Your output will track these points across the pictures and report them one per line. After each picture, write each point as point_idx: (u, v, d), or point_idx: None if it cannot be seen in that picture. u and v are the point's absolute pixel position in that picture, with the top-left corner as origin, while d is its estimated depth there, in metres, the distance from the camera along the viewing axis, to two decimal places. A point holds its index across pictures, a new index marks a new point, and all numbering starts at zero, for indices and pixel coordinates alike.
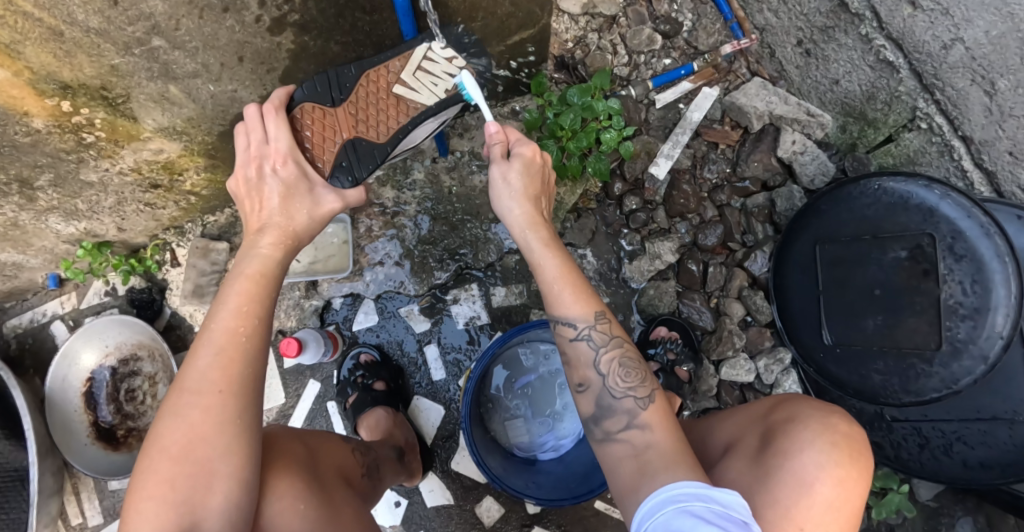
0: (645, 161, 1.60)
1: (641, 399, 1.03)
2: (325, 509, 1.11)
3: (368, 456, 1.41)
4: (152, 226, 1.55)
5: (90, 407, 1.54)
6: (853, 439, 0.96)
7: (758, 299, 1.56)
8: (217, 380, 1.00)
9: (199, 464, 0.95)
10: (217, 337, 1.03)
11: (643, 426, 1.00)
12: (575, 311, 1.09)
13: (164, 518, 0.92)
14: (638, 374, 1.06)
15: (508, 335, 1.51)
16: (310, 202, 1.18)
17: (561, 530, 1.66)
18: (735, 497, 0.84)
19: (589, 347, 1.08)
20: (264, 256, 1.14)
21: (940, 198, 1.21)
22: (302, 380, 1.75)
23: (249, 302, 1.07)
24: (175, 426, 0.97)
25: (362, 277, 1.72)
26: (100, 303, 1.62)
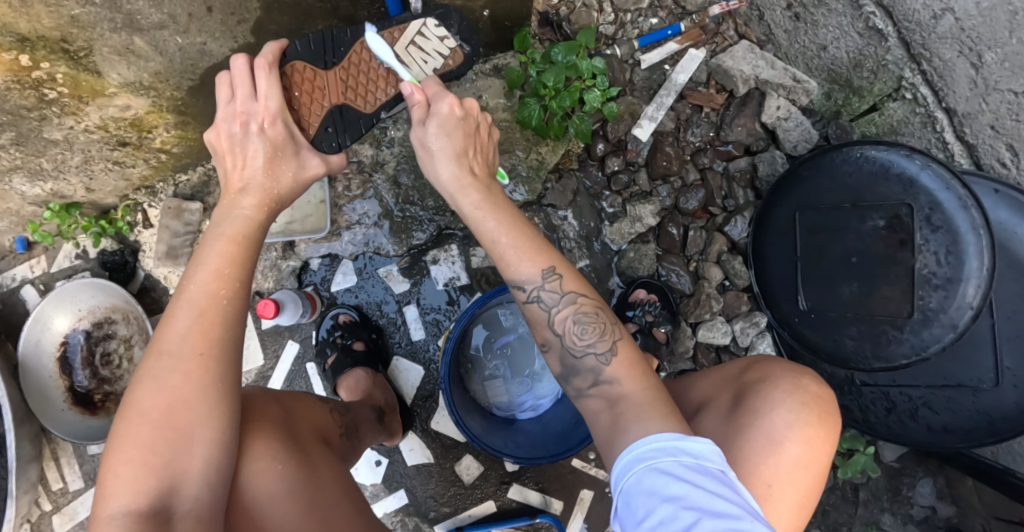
0: (628, 123, 1.58)
1: (603, 354, 1.01)
2: (304, 470, 1.09)
3: (346, 417, 1.37)
4: (122, 185, 1.48)
5: (65, 372, 1.51)
6: (821, 399, 0.98)
7: (736, 264, 1.56)
8: (197, 343, 0.96)
9: (179, 428, 0.92)
10: (197, 298, 0.98)
11: (610, 381, 1.00)
12: (523, 272, 1.05)
13: (143, 480, 0.89)
14: (597, 327, 1.03)
15: (487, 296, 1.48)
16: (297, 165, 1.14)
17: (539, 487, 1.65)
18: (707, 446, 0.83)
19: (541, 308, 1.05)
20: (244, 217, 1.08)
21: (920, 168, 1.23)
22: (281, 340, 1.71)
23: (230, 263, 1.03)
24: (153, 389, 0.93)
25: (340, 237, 1.66)
26: (71, 267, 1.57)
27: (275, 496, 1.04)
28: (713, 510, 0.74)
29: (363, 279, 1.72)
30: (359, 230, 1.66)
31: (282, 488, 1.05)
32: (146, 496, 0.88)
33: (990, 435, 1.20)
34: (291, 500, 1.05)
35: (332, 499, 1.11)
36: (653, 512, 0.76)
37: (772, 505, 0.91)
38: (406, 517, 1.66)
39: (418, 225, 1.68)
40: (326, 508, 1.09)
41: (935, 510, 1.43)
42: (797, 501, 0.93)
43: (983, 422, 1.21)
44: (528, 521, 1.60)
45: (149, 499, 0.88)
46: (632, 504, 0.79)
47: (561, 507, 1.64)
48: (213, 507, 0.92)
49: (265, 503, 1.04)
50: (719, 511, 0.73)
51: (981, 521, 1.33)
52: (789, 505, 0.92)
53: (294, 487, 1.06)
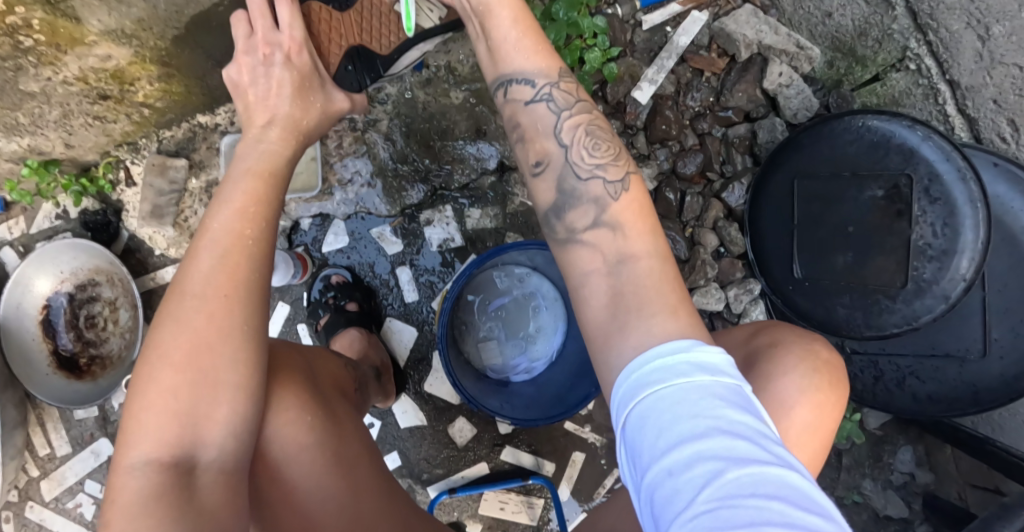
0: (628, 85, 1.55)
1: (613, 183, 0.95)
2: (328, 423, 1.05)
3: (357, 375, 1.36)
4: (103, 141, 1.41)
5: (48, 335, 1.46)
6: (831, 365, 0.97)
7: (732, 230, 1.54)
8: (223, 284, 0.91)
9: (204, 373, 0.88)
10: (222, 237, 0.93)
11: (610, 225, 0.93)
12: (534, 65, 1.02)
13: (165, 428, 0.85)
14: (610, 147, 0.98)
15: (485, 256, 1.44)
16: (324, 98, 1.11)
17: (532, 450, 1.63)
18: (717, 367, 0.75)
19: (549, 108, 1.00)
20: (269, 151, 1.04)
21: (921, 139, 1.23)
22: (271, 302, 1.66)
23: (256, 202, 0.98)
24: (176, 332, 0.89)
25: (331, 196, 1.59)
26: (51, 228, 1.50)
27: (300, 448, 1.00)
28: (736, 447, 0.65)
29: (356, 240, 1.65)
30: (353, 191, 1.59)
31: (307, 440, 1.01)
32: (168, 444, 0.85)
33: (972, 404, 1.24)
34: (315, 453, 1.01)
35: (354, 454, 1.07)
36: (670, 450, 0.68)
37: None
38: (399, 479, 1.64)
39: (410, 182, 1.60)
40: (350, 463, 1.05)
41: (914, 477, 1.50)
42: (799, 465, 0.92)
43: (966, 392, 1.25)
44: (520, 482, 1.57)
45: (172, 448, 0.85)
46: (647, 434, 0.71)
47: (553, 470, 1.62)
48: (236, 458, 0.90)
49: (289, 456, 0.99)
50: (744, 454, 0.65)
51: (957, 487, 1.43)
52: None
53: (319, 440, 1.02)
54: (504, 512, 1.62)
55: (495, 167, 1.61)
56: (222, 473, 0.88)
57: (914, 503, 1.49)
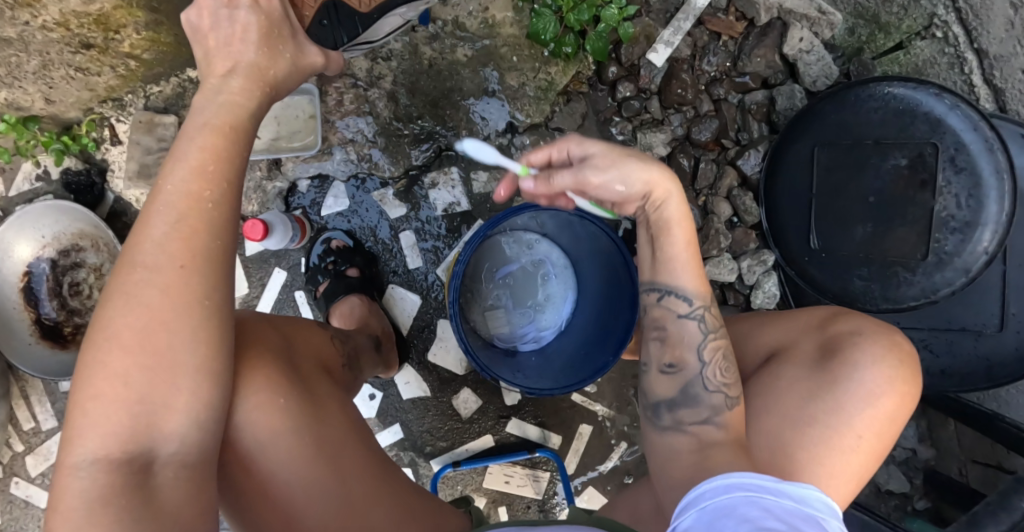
0: (644, 46, 1.50)
1: (732, 398, 0.93)
2: (307, 403, 0.94)
3: (347, 345, 1.25)
4: (86, 96, 1.31)
5: (30, 303, 1.37)
6: (913, 357, 0.96)
7: (747, 199, 1.51)
8: (177, 252, 0.79)
9: (158, 354, 0.76)
10: (175, 202, 0.80)
11: (721, 425, 0.90)
12: (692, 286, 0.99)
13: (115, 418, 0.74)
14: (737, 374, 0.96)
15: (498, 218, 1.35)
16: (294, 49, 1.00)
17: (538, 422, 1.61)
18: (808, 495, 0.73)
19: (697, 328, 0.98)
20: (228, 103, 0.90)
21: (949, 108, 1.21)
22: (267, 268, 1.58)
23: (215, 159, 0.84)
24: (126, 308, 0.77)
25: (331, 156, 1.51)
26: (32, 190, 1.39)
27: (275, 434, 0.89)
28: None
29: (357, 201, 1.58)
30: (352, 150, 1.51)
31: (281, 424, 0.89)
32: (119, 437, 0.74)
33: (984, 379, 1.26)
34: (292, 437, 0.90)
35: (339, 435, 0.96)
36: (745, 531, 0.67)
37: (855, 454, 0.91)
38: (401, 453, 1.60)
39: (417, 140, 1.54)
40: (333, 447, 0.94)
41: (916, 453, 1.53)
42: (874, 452, 0.92)
43: (981, 366, 1.26)
44: (526, 455, 1.54)
45: (123, 441, 0.74)
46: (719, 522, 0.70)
47: (560, 442, 1.61)
48: (200, 449, 0.79)
49: (262, 443, 0.88)
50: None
51: (958, 464, 1.45)
52: (867, 456, 0.92)
53: (297, 422, 0.91)
54: (509, 486, 1.60)
55: (503, 129, 1.54)
56: (184, 466, 0.78)
57: (916, 478, 1.51)
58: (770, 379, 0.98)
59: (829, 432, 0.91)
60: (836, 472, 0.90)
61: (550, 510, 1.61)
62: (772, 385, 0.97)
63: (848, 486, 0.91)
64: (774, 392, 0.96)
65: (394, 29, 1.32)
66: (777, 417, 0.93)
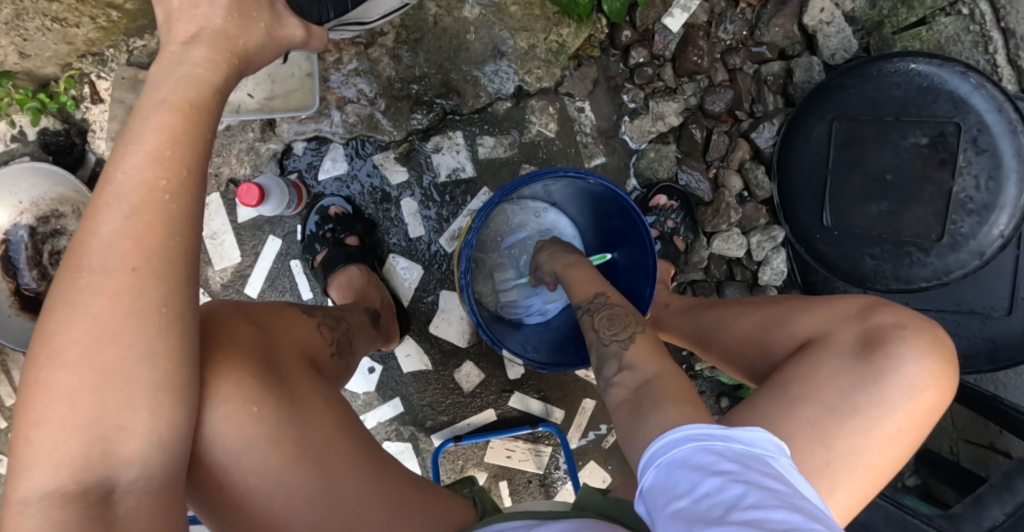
0: (660, 10, 1.44)
1: (624, 340, 0.98)
2: (285, 407, 0.85)
3: (338, 330, 1.17)
4: (64, 50, 1.20)
5: (8, 273, 1.29)
6: (950, 348, 0.94)
7: (759, 173, 1.48)
8: (128, 254, 0.68)
9: (108, 373, 0.66)
10: (126, 193, 0.70)
11: (631, 365, 0.94)
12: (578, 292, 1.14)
13: (64, 447, 0.65)
14: (625, 320, 1.02)
15: (514, 185, 1.28)
16: (271, 18, 0.87)
17: (541, 396, 1.61)
18: (756, 437, 0.70)
19: (587, 315, 1.08)
20: (191, 76, 0.77)
21: (974, 88, 1.19)
22: (260, 236, 1.52)
23: (173, 143, 0.73)
24: (70, 320, 0.67)
25: (329, 116, 1.45)
26: (6, 152, 1.28)
27: (251, 443, 0.82)
28: (765, 488, 0.61)
29: (355, 166, 1.52)
30: (354, 110, 1.45)
31: (258, 433, 0.82)
32: (70, 466, 0.65)
33: (988, 362, 1.27)
34: (272, 446, 0.83)
35: (325, 436, 0.89)
36: (698, 484, 0.64)
37: (890, 446, 0.90)
38: (400, 427, 1.59)
39: (420, 105, 1.48)
40: (320, 450, 0.87)
41: None
42: (908, 444, 0.91)
43: (985, 349, 1.27)
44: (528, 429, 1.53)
45: (75, 473, 0.64)
46: (674, 480, 0.67)
47: (562, 417, 1.61)
48: (168, 472, 0.69)
49: (238, 455, 0.81)
50: (779, 490, 0.61)
51: (950, 442, 1.50)
52: (900, 448, 0.91)
53: (276, 430, 0.83)
54: (510, 461, 1.60)
55: (512, 93, 1.49)
56: (148, 493, 0.67)
57: None
58: (808, 366, 0.94)
59: (869, 424, 0.89)
60: (871, 462, 0.89)
61: (551, 484, 1.62)
62: (811, 371, 0.94)
63: (879, 476, 0.90)
64: (814, 380, 0.93)
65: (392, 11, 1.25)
66: (817, 405, 0.90)
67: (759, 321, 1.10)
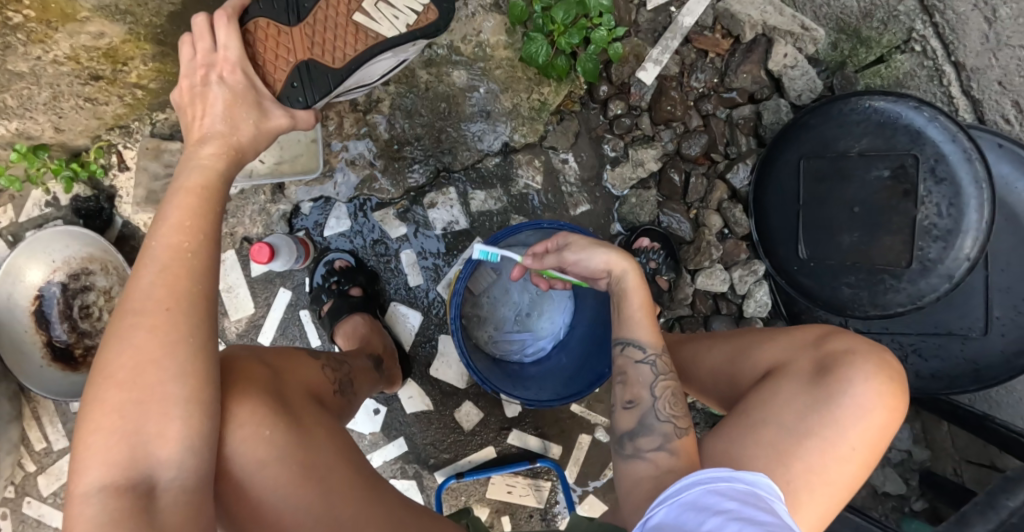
0: (633, 65, 1.57)
1: (680, 428, 0.96)
2: (294, 433, 0.97)
3: (341, 371, 1.27)
4: (94, 125, 1.35)
5: (41, 326, 1.42)
6: (900, 370, 0.98)
7: (736, 212, 1.58)
8: (163, 297, 0.86)
9: (149, 389, 0.82)
10: (159, 253, 0.89)
11: (672, 451, 0.93)
12: (647, 332, 1.03)
13: (115, 449, 0.80)
14: (686, 407, 0.99)
15: (498, 238, 1.42)
16: (258, 114, 1.06)
17: (538, 432, 1.67)
18: (757, 478, 0.77)
19: (650, 369, 1.01)
20: (202, 167, 1.00)
21: (928, 120, 1.25)
22: (272, 289, 1.64)
23: (193, 215, 0.94)
24: (119, 351, 0.83)
25: (333, 178, 1.57)
26: (41, 215, 1.45)
27: (264, 463, 0.93)
28: (764, 523, 0.67)
29: (358, 223, 1.64)
30: (354, 171, 1.58)
31: (270, 454, 0.94)
32: (120, 465, 0.79)
33: (973, 381, 1.29)
34: (283, 466, 0.94)
35: (328, 461, 0.99)
36: (704, 521, 0.69)
37: (844, 464, 0.93)
38: (406, 465, 1.65)
39: (415, 162, 1.60)
40: (324, 472, 0.97)
41: (911, 454, 1.52)
42: (863, 462, 0.94)
43: (970, 369, 1.29)
44: (528, 465, 1.60)
45: (124, 471, 0.79)
46: (680, 518, 0.72)
47: (560, 453, 1.66)
48: (197, 474, 0.82)
49: (255, 473, 0.93)
50: (777, 524, 0.67)
51: (954, 463, 1.45)
52: (855, 466, 0.93)
53: (284, 452, 0.94)
54: (512, 496, 1.65)
55: (499, 149, 1.61)
56: (184, 491, 0.81)
57: (911, 478, 1.51)
58: (767, 392, 0.98)
59: (823, 444, 0.92)
60: (827, 479, 0.92)
61: (551, 518, 1.66)
62: (769, 397, 0.98)
63: (840, 493, 0.93)
64: (770, 405, 0.97)
65: (391, 69, 1.33)
66: (773, 428, 0.94)
67: (726, 353, 1.12)
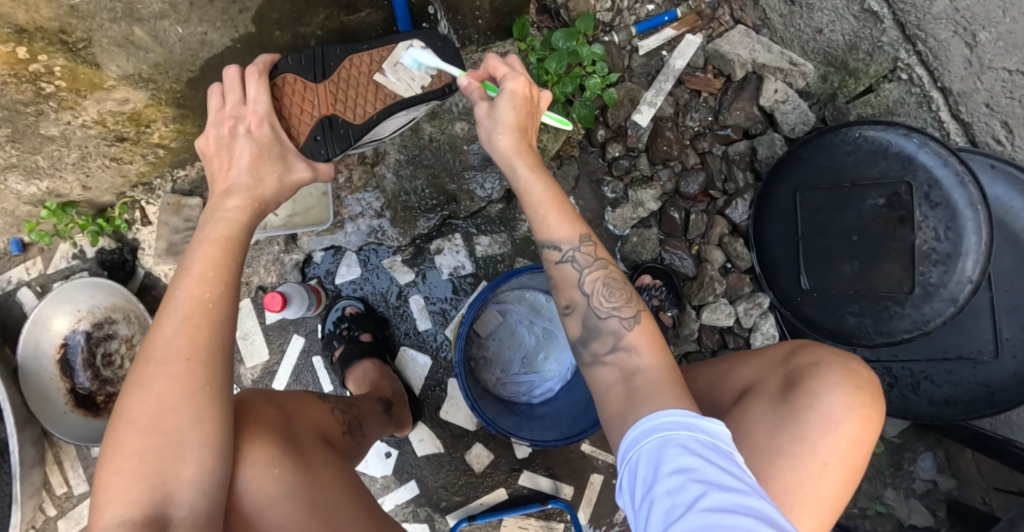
0: (628, 108, 1.60)
1: (627, 319, 1.02)
2: (303, 471, 1.00)
3: (349, 412, 1.28)
4: (119, 182, 1.46)
5: (65, 374, 1.50)
6: (872, 383, 0.97)
7: (738, 246, 1.60)
8: (183, 347, 0.90)
9: (168, 434, 0.87)
10: (182, 303, 0.93)
11: (629, 348, 0.99)
12: (561, 232, 1.06)
13: (134, 490, 0.84)
14: (624, 294, 1.04)
15: (498, 281, 1.46)
16: (282, 168, 1.09)
17: (550, 473, 1.67)
18: (725, 429, 0.81)
19: (573, 269, 1.06)
20: (227, 219, 1.03)
21: (918, 147, 1.24)
22: (286, 335, 1.68)
23: (215, 266, 0.97)
24: (141, 396, 0.88)
25: (343, 228, 1.63)
26: (68, 267, 1.56)
27: (272, 500, 0.96)
28: (731, 485, 0.72)
29: (367, 271, 1.69)
30: (362, 222, 1.63)
31: (279, 490, 0.97)
32: (139, 504, 0.84)
33: (988, 405, 1.28)
34: (291, 502, 0.97)
35: (334, 499, 1.02)
36: (662, 483, 0.75)
37: (822, 482, 0.92)
38: (418, 508, 1.65)
39: (424, 210, 1.66)
40: (330, 509, 1.00)
41: (936, 484, 1.49)
42: (844, 478, 0.94)
43: (983, 394, 1.29)
44: (539, 507, 1.60)
45: (142, 509, 0.84)
46: (641, 475, 0.78)
47: (572, 493, 1.66)
48: (209, 510, 0.88)
49: (263, 509, 0.95)
50: (730, 486, 0.72)
51: (981, 493, 1.41)
52: (836, 482, 0.93)
53: (293, 490, 0.97)
54: None
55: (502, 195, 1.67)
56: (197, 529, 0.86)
57: (939, 510, 1.47)
58: (739, 414, 1.00)
59: (795, 462, 0.93)
60: (805, 499, 0.91)
61: None
62: (741, 418, 1.00)
63: (822, 513, 0.93)
64: (743, 426, 0.98)
65: (402, 126, 1.34)
66: (748, 450, 0.95)
67: (709, 378, 1.14)
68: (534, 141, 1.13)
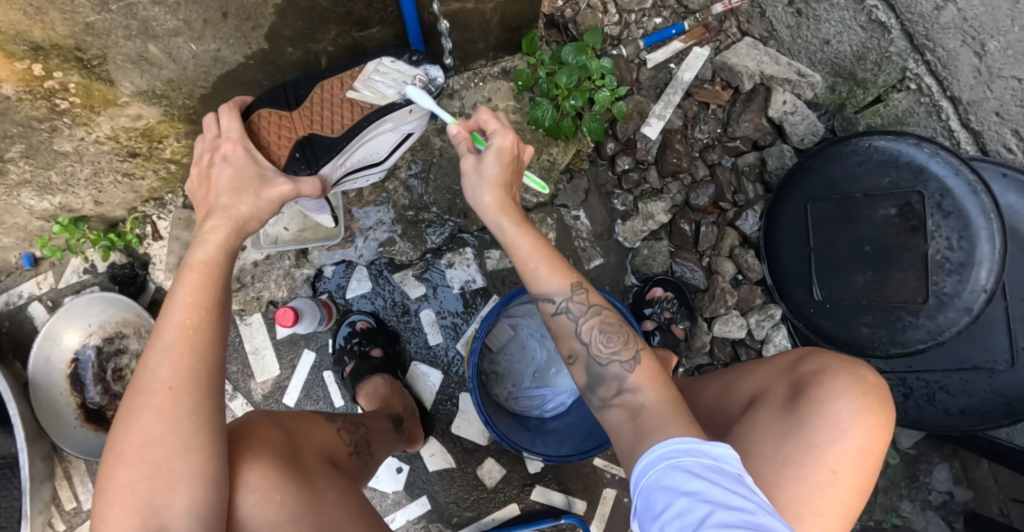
0: (637, 121, 1.61)
1: (627, 362, 1.01)
2: (307, 496, 0.99)
3: (356, 433, 1.27)
4: (131, 197, 1.48)
5: (76, 389, 1.50)
6: (879, 388, 0.96)
7: (749, 258, 1.59)
8: (166, 376, 0.90)
9: (155, 466, 0.86)
10: (166, 332, 0.93)
11: (633, 389, 0.99)
12: (553, 284, 1.05)
13: (127, 523, 0.84)
14: (621, 336, 1.04)
15: (510, 296, 1.45)
16: (259, 184, 1.08)
17: (562, 487, 1.65)
18: (729, 451, 0.79)
19: (569, 318, 1.05)
20: (207, 242, 1.02)
21: (929, 156, 1.24)
22: (296, 350, 1.68)
23: (197, 293, 0.97)
24: (129, 430, 0.88)
25: (353, 243, 1.64)
26: (79, 282, 1.57)
27: (277, 526, 0.95)
28: (738, 506, 0.71)
29: (379, 285, 1.67)
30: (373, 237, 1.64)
31: (282, 516, 0.96)
32: None
33: (1005, 415, 1.27)
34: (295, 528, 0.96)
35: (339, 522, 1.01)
36: (671, 505, 0.74)
37: (832, 490, 0.92)
38: (429, 524, 1.64)
39: (433, 224, 1.65)
40: None
41: (952, 495, 1.49)
42: (856, 486, 0.93)
43: (1000, 403, 1.27)
44: (552, 522, 1.60)
45: None
46: (651, 501, 0.77)
47: (585, 508, 1.65)
48: None
49: None
50: (737, 506, 0.71)
51: (998, 503, 1.42)
52: (848, 491, 0.92)
53: (296, 514, 0.96)
54: None
55: None
56: None
57: (956, 522, 1.47)
58: (747, 424, 1.00)
59: (804, 471, 0.92)
60: (815, 509, 0.91)
61: None
62: (748, 428, 0.99)
63: (834, 522, 0.92)
64: (749, 437, 0.98)
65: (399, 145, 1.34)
66: (757, 460, 0.94)
67: (717, 388, 1.13)
68: (517, 194, 1.11)
